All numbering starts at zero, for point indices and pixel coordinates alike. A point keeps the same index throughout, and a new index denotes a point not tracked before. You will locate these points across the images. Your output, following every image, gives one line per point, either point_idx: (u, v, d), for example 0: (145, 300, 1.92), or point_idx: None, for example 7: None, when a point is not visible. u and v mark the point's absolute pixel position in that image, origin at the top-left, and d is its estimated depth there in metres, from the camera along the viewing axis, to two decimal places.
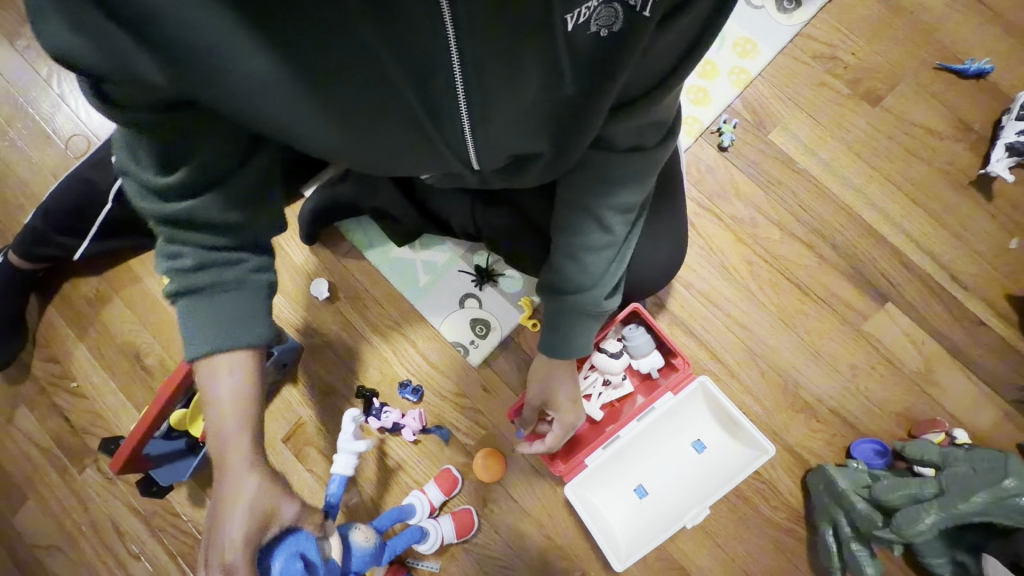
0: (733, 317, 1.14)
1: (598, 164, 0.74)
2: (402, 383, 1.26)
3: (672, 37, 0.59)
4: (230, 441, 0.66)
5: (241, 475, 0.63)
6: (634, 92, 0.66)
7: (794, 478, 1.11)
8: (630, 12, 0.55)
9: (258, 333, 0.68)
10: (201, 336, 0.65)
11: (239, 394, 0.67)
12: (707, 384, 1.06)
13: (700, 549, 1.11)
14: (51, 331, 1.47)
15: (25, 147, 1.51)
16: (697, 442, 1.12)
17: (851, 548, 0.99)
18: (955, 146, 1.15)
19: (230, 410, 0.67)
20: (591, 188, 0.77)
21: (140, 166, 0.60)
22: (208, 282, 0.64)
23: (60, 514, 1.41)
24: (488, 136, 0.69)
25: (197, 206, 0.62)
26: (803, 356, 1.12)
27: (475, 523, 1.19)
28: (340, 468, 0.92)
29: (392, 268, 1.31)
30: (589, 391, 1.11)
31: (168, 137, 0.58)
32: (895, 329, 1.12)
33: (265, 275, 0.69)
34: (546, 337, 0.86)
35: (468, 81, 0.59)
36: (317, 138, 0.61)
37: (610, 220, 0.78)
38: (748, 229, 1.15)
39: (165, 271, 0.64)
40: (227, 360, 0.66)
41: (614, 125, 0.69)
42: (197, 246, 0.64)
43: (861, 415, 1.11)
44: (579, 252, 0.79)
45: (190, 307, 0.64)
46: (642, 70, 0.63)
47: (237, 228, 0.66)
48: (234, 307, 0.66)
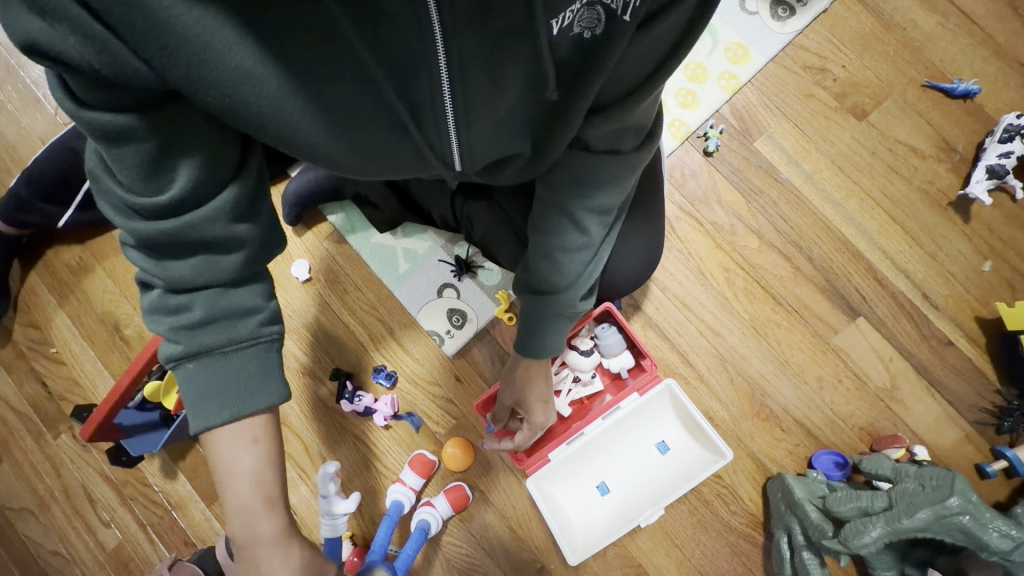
0: (705, 323, 1.15)
1: (582, 172, 0.74)
2: (377, 368, 1.27)
3: (652, 41, 0.59)
4: (260, 518, 0.64)
5: (280, 553, 0.63)
6: (612, 95, 0.65)
7: (754, 484, 1.13)
8: (611, 20, 0.56)
9: (273, 395, 0.65)
10: (216, 402, 0.62)
11: (263, 463, 0.65)
12: (672, 386, 1.08)
13: (658, 549, 1.13)
14: (33, 297, 1.48)
15: (14, 110, 1.50)
16: (662, 442, 1.13)
17: (803, 555, 1.01)
18: (936, 165, 1.15)
19: (252, 485, 0.65)
20: (574, 197, 0.76)
21: (133, 190, 0.57)
22: (217, 341, 0.61)
23: (34, 478, 1.43)
24: (474, 136, 0.69)
25: (195, 222, 0.59)
26: (772, 366, 1.13)
27: (470, 496, 1.21)
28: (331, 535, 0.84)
29: (374, 253, 1.31)
30: (560, 387, 1.13)
31: (159, 145, 0.55)
32: (864, 344, 1.13)
33: (274, 326, 0.66)
34: (529, 342, 0.86)
35: (455, 84, 0.59)
36: (301, 137, 0.60)
37: (595, 231, 0.78)
38: (727, 237, 1.16)
39: (170, 328, 0.61)
40: (247, 432, 0.64)
41: (597, 129, 0.68)
42: (207, 292, 0.62)
43: (825, 427, 1.12)
44: (565, 259, 0.78)
45: (199, 367, 0.62)
46: (623, 75, 0.63)
47: (244, 240, 0.63)
48: (246, 365, 0.63)
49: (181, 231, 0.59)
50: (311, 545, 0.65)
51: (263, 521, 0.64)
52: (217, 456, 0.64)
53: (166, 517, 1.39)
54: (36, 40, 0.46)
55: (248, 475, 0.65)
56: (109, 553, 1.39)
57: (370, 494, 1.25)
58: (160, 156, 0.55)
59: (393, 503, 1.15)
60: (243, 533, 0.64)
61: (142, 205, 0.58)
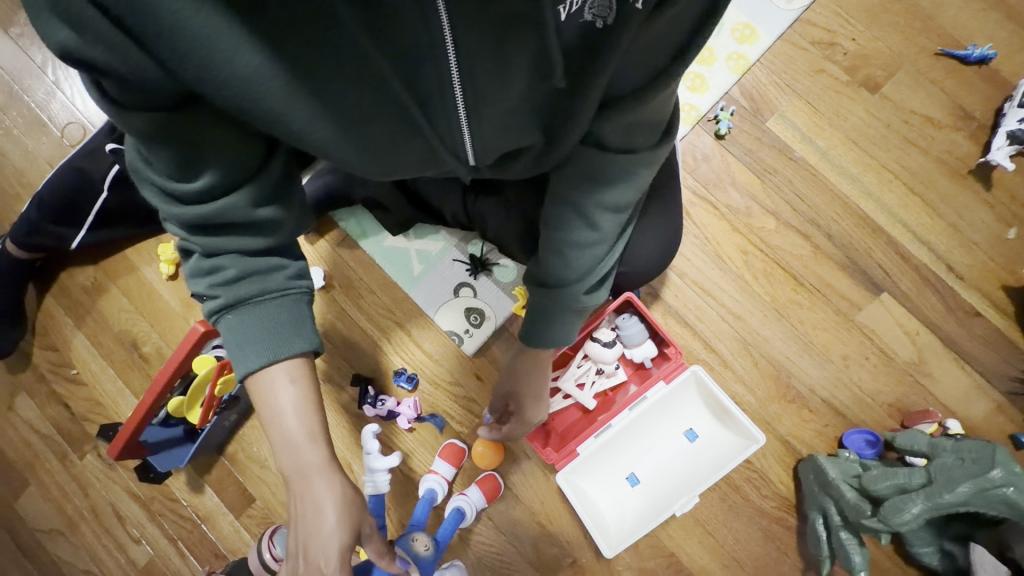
0: (726, 307, 1.13)
1: (596, 168, 0.72)
2: (397, 371, 1.27)
3: (665, 30, 0.57)
4: (304, 451, 0.67)
5: (324, 483, 0.66)
6: (626, 86, 0.63)
7: (784, 467, 1.12)
8: (624, 10, 0.54)
9: (307, 340, 0.67)
10: (255, 348, 0.65)
11: (303, 402, 0.68)
12: (699, 372, 1.07)
13: (690, 537, 1.14)
14: (50, 320, 1.48)
15: (20, 135, 1.51)
16: (689, 431, 1.12)
17: (840, 535, 0.99)
18: (954, 134, 1.14)
19: (296, 422, 0.68)
20: (589, 194, 0.74)
21: (167, 181, 0.60)
22: (252, 291, 0.64)
23: (62, 499, 1.44)
24: (485, 128, 0.68)
25: (223, 204, 0.62)
26: (795, 347, 1.12)
27: (501, 486, 1.20)
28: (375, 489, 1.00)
29: (387, 257, 1.30)
30: (583, 380, 1.12)
31: (184, 142, 0.58)
32: (889, 320, 1.11)
33: (303, 281, 0.69)
34: (536, 332, 0.84)
35: (462, 74, 0.58)
36: (307, 135, 0.60)
37: (611, 226, 0.76)
38: (743, 218, 1.14)
39: (209, 286, 0.64)
40: (284, 372, 0.67)
41: (608, 123, 0.67)
42: (235, 255, 0.64)
43: (853, 406, 1.11)
44: (576, 252, 0.76)
45: (238, 319, 0.65)
46: (639, 66, 0.61)
47: (268, 222, 0.65)
48: (280, 314, 0.66)
49: (211, 215, 0.62)
50: (351, 482, 0.69)
51: (307, 455, 0.67)
52: (260, 395, 0.67)
53: (195, 531, 1.40)
54: (67, 50, 0.47)
55: (291, 412, 0.67)
56: (142, 570, 1.40)
57: (397, 497, 1.25)
58: (186, 151, 0.58)
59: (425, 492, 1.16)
60: (289, 465, 0.68)
61: (176, 189, 0.61)
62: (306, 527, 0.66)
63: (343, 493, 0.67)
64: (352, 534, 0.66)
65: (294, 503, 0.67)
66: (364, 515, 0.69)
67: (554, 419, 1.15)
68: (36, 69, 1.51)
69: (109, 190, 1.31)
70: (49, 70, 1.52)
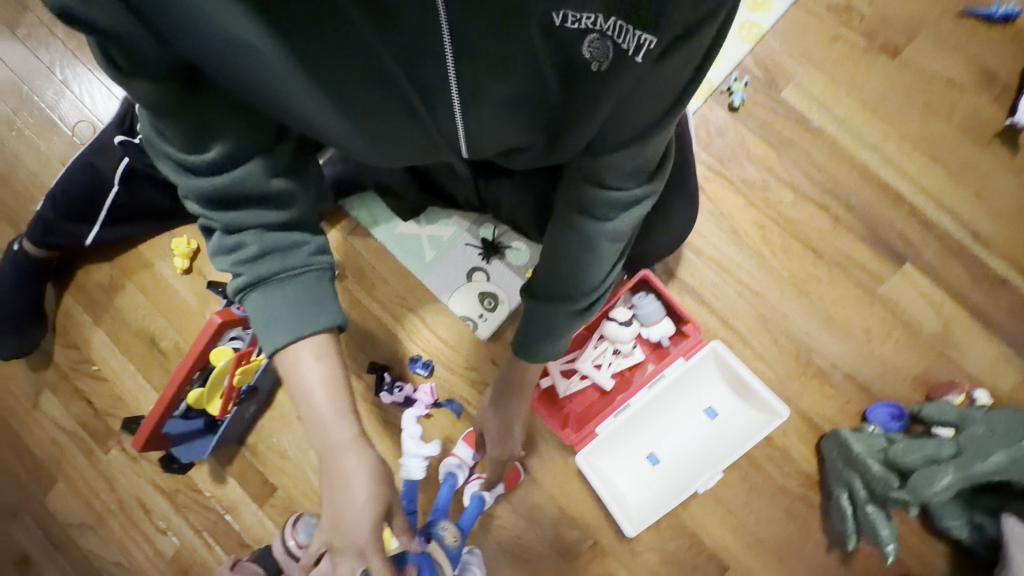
0: (743, 284, 1.12)
1: (592, 201, 0.65)
2: (413, 358, 1.27)
3: (666, 76, 0.52)
4: (333, 427, 0.68)
5: (354, 456, 0.67)
6: (623, 132, 0.58)
7: (807, 444, 1.11)
8: (620, 59, 0.51)
9: (331, 315, 0.67)
10: (281, 324, 0.65)
11: (331, 379, 0.68)
12: (718, 349, 1.06)
13: (712, 517, 1.14)
14: (69, 319, 1.51)
15: (32, 136, 1.52)
16: (709, 408, 1.11)
17: (866, 510, 0.98)
18: (978, 98, 1.10)
19: (325, 399, 0.69)
20: (591, 220, 0.65)
21: (184, 154, 0.61)
22: (275, 268, 0.64)
23: (89, 493, 1.47)
24: (484, 133, 0.68)
25: (239, 177, 0.62)
26: (816, 322, 1.10)
27: (523, 476, 1.21)
28: (411, 473, 1.00)
29: (399, 244, 1.30)
30: (600, 360, 1.12)
31: (195, 113, 0.59)
32: (912, 291, 1.09)
33: (325, 257, 0.68)
34: (529, 347, 0.77)
35: (461, 79, 0.59)
36: (305, 120, 0.62)
37: (610, 249, 0.67)
38: (760, 192, 1.12)
39: (232, 264, 0.64)
40: (310, 349, 0.67)
41: (605, 145, 0.60)
42: (256, 230, 0.64)
43: (876, 380, 1.09)
44: (572, 268, 0.69)
45: (263, 296, 0.65)
46: (642, 105, 0.55)
47: (284, 194, 0.66)
48: (303, 290, 0.65)
49: (229, 187, 0.62)
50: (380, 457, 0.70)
51: (337, 431, 0.68)
52: (289, 373, 0.68)
53: (219, 522, 1.42)
54: (66, 10, 0.48)
55: (320, 389, 0.68)
56: (169, 561, 1.43)
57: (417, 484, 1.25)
58: (198, 123, 0.60)
59: (448, 475, 1.11)
60: (320, 440, 0.69)
61: (191, 162, 0.62)
62: (335, 501, 0.67)
63: (373, 469, 0.67)
64: (382, 510, 0.66)
65: (324, 477, 0.69)
66: (393, 492, 0.69)
67: (571, 401, 1.15)
68: (44, 69, 1.52)
69: (121, 186, 1.32)
70: (57, 69, 1.53)
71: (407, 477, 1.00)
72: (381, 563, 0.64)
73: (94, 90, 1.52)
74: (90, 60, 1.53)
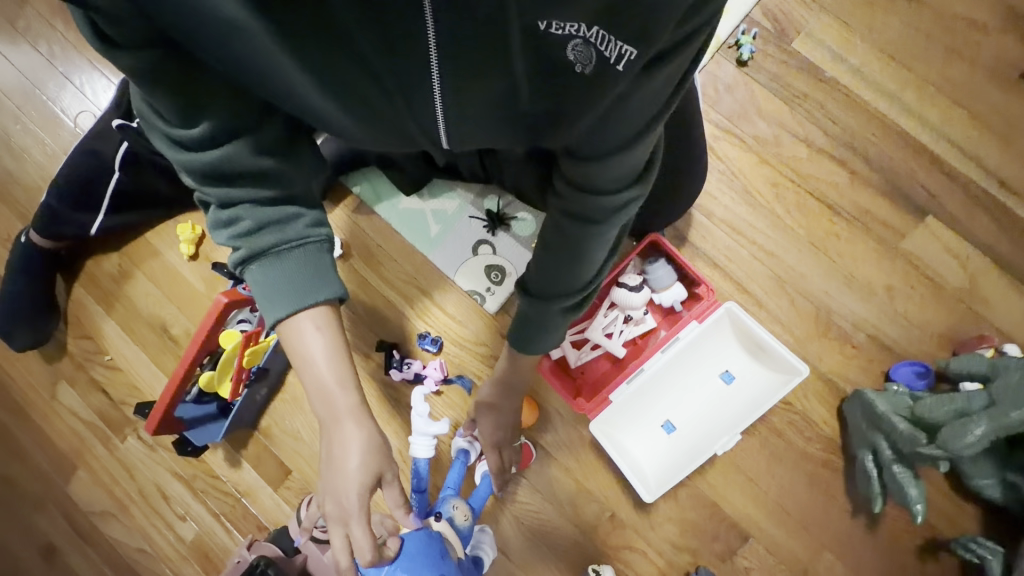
0: (758, 245, 1.08)
1: (579, 210, 0.61)
2: (421, 335, 1.26)
3: (651, 89, 0.50)
4: (335, 396, 0.67)
5: (352, 428, 0.66)
6: (607, 142, 0.55)
7: (828, 407, 1.08)
8: (603, 66, 0.50)
9: (331, 288, 0.65)
10: (281, 298, 0.63)
11: (333, 350, 0.67)
12: (734, 309, 1.03)
13: (732, 485, 1.11)
14: (82, 310, 1.52)
15: (36, 130, 1.53)
16: (725, 372, 1.08)
17: (892, 471, 0.95)
18: (1001, 38, 1.05)
19: (328, 368, 0.67)
20: (577, 223, 0.62)
21: (176, 129, 0.59)
22: (272, 241, 0.61)
23: (109, 481, 1.48)
24: (467, 122, 0.67)
25: (235, 155, 0.60)
26: (835, 281, 1.07)
27: (535, 454, 1.17)
28: (421, 452, 0.90)
29: (403, 220, 1.28)
30: (611, 329, 1.09)
31: (183, 89, 0.57)
32: (936, 244, 1.04)
33: (323, 230, 0.65)
34: (520, 342, 0.77)
35: (444, 73, 0.57)
36: (304, 103, 0.61)
37: (597, 252, 0.64)
38: (773, 149, 1.08)
39: (230, 238, 0.62)
40: (310, 320, 0.65)
41: (592, 151, 0.56)
42: (251, 204, 0.62)
43: (900, 338, 1.05)
44: (558, 269, 0.67)
45: (261, 271, 0.62)
46: (625, 115, 0.52)
47: (278, 169, 0.63)
48: (302, 264, 0.63)
49: (220, 163, 0.60)
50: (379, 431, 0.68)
51: (338, 401, 0.67)
52: (289, 342, 0.66)
53: (237, 505, 1.42)
54: None
55: (322, 359, 0.67)
56: (189, 545, 1.44)
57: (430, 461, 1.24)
58: (185, 98, 0.57)
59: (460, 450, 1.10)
60: (321, 408, 0.68)
61: (183, 137, 0.60)
62: (332, 468, 0.66)
63: (368, 439, 0.66)
64: (372, 480, 0.65)
65: (324, 444, 0.68)
66: (388, 463, 0.67)
67: (583, 371, 1.13)
68: (44, 61, 1.53)
69: (122, 170, 1.32)
70: (57, 60, 1.53)
71: (417, 458, 0.91)
72: (363, 529, 0.64)
73: (94, 80, 1.52)
74: (88, 50, 1.53)
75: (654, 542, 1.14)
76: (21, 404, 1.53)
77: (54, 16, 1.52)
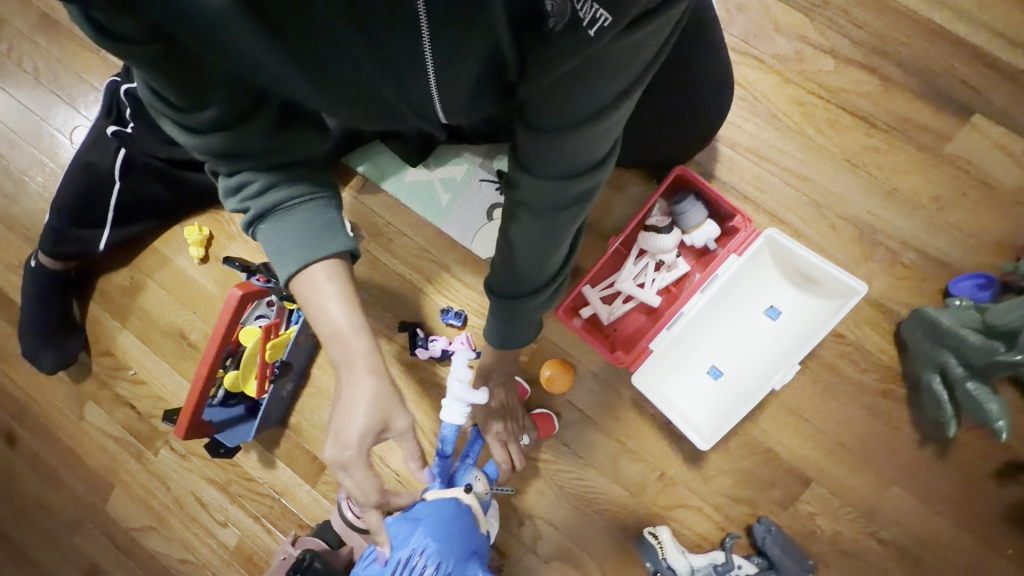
0: (791, 170, 1.01)
1: (533, 200, 0.57)
2: (443, 310, 1.21)
3: (631, 52, 0.41)
4: (347, 340, 0.62)
5: (363, 374, 0.61)
6: (576, 114, 0.47)
7: (883, 334, 1.01)
8: (573, 28, 0.40)
9: (343, 245, 0.62)
10: (295, 258, 0.60)
11: (344, 296, 0.62)
12: (776, 236, 0.95)
13: (786, 428, 1.05)
14: (98, 327, 1.49)
15: (33, 150, 1.51)
16: (771, 308, 1.03)
17: (966, 387, 0.89)
18: None
19: (340, 313, 0.62)
20: (531, 213, 0.58)
21: (178, 111, 0.55)
22: (280, 200, 0.59)
23: (146, 496, 1.47)
24: (455, 95, 0.58)
25: (243, 133, 0.56)
26: (878, 198, 1.00)
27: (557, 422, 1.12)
28: (452, 418, 0.77)
29: (411, 194, 1.23)
30: (641, 280, 1.03)
31: (178, 77, 0.51)
32: (984, 143, 0.97)
33: (331, 190, 0.63)
34: (501, 337, 0.78)
35: (438, 45, 0.50)
36: (288, 87, 0.54)
37: (565, 235, 0.61)
38: (796, 65, 1.01)
39: (239, 203, 0.60)
40: (321, 269, 0.61)
41: (550, 123, 0.49)
42: (257, 167, 0.58)
43: (954, 250, 0.98)
44: (527, 250, 0.62)
45: (272, 230, 0.60)
46: (593, 86, 0.44)
47: (282, 146, 0.59)
48: (313, 218, 0.60)
49: (226, 144, 0.56)
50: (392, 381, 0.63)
51: (350, 345, 0.62)
52: (296, 285, 0.62)
53: (276, 505, 1.40)
54: None
55: (332, 304, 0.62)
56: (233, 550, 1.42)
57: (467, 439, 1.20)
58: (182, 77, 0.51)
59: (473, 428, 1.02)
60: (332, 352, 0.63)
61: (187, 119, 0.55)
62: (340, 409, 0.61)
63: (377, 391, 0.61)
64: (378, 427, 0.61)
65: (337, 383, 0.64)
66: (398, 412, 0.62)
67: (617, 327, 1.08)
68: (30, 79, 1.50)
69: (122, 180, 1.29)
70: (41, 76, 1.50)
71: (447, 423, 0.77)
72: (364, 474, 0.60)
73: (81, 91, 1.48)
74: (70, 61, 1.49)
75: (709, 496, 1.09)
76: (49, 429, 1.51)
77: (35, 33, 1.49)
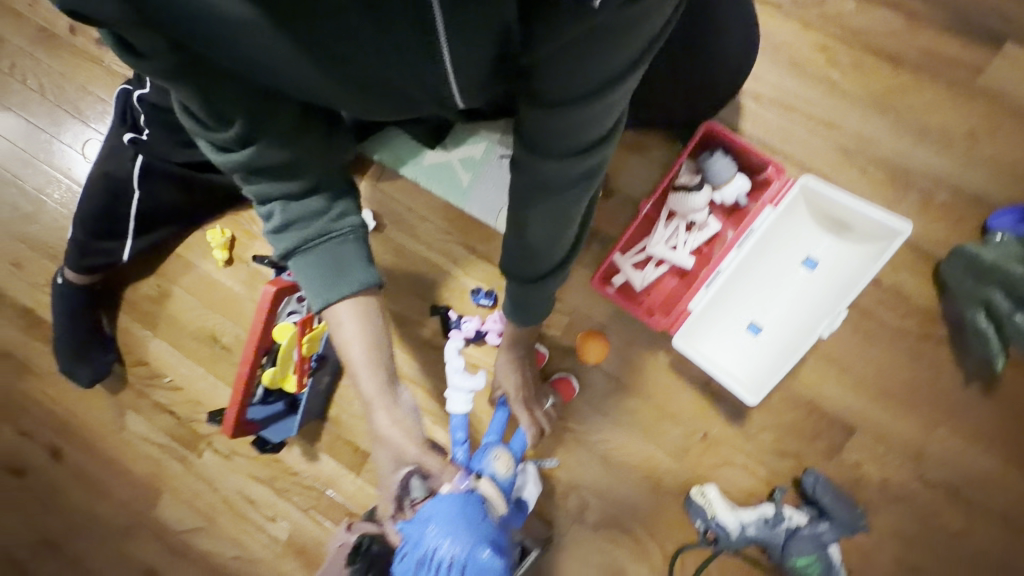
0: (818, 118, 0.99)
1: (543, 182, 0.55)
2: (473, 290, 1.22)
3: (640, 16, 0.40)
4: (364, 378, 0.71)
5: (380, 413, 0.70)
6: (584, 85, 0.45)
7: (920, 276, 1.01)
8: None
9: (361, 279, 0.65)
10: (318, 291, 0.64)
11: (363, 343, 0.69)
12: (811, 182, 0.95)
13: (827, 379, 1.05)
14: (129, 338, 1.51)
15: (45, 167, 1.51)
16: (807, 259, 1.03)
17: (1016, 320, 0.93)
18: None
19: (361, 355, 0.70)
20: (547, 193, 0.56)
21: (206, 128, 0.56)
22: (300, 237, 0.61)
23: (194, 498, 1.50)
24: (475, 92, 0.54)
25: (263, 148, 0.57)
26: (909, 139, 0.98)
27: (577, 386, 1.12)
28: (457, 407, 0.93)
29: (432, 177, 1.21)
30: (673, 242, 1.03)
31: (199, 92, 0.52)
32: (1015, 73, 0.96)
33: (349, 218, 0.63)
34: (520, 317, 0.79)
35: (456, 40, 0.45)
36: (294, 83, 0.52)
37: (575, 211, 0.60)
38: (817, 9, 0.99)
39: (266, 232, 0.63)
40: (343, 311, 0.67)
41: (556, 97, 0.46)
42: (279, 200, 0.60)
43: (988, 185, 0.97)
44: (539, 231, 0.62)
45: (296, 265, 0.63)
46: (602, 56, 0.42)
47: (299, 166, 0.59)
48: (330, 257, 0.63)
49: (248, 163, 0.58)
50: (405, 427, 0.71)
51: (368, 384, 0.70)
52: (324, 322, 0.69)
53: (322, 497, 1.43)
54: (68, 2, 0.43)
55: (353, 346, 0.69)
56: (284, 543, 1.45)
57: None
58: (200, 87, 0.52)
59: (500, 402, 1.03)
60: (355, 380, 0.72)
61: (214, 137, 0.57)
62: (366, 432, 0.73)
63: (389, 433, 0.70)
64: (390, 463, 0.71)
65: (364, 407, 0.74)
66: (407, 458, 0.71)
67: (649, 293, 1.07)
68: (36, 95, 1.49)
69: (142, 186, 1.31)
70: (46, 92, 1.49)
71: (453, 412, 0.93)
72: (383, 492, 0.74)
73: (88, 103, 1.48)
74: (74, 74, 1.48)
75: (754, 452, 1.10)
76: (92, 441, 1.54)
77: (36, 48, 1.48)
